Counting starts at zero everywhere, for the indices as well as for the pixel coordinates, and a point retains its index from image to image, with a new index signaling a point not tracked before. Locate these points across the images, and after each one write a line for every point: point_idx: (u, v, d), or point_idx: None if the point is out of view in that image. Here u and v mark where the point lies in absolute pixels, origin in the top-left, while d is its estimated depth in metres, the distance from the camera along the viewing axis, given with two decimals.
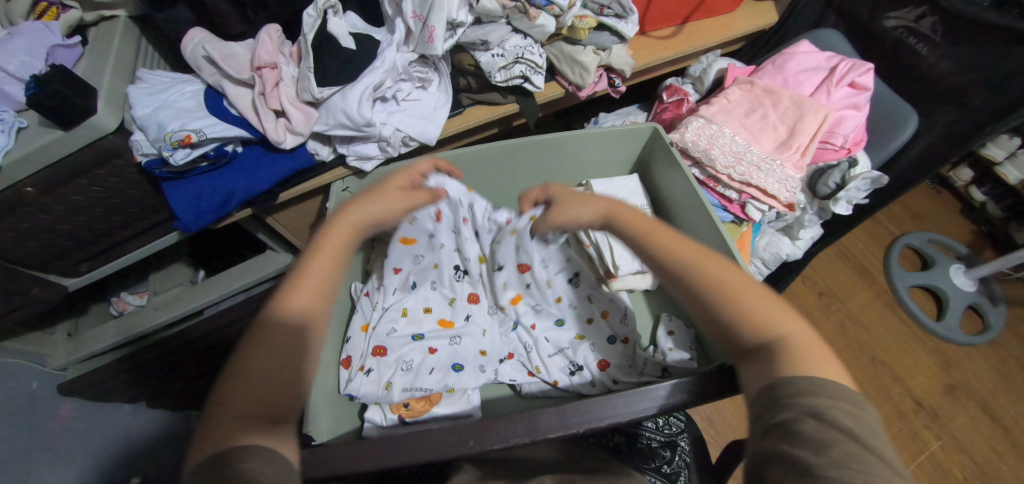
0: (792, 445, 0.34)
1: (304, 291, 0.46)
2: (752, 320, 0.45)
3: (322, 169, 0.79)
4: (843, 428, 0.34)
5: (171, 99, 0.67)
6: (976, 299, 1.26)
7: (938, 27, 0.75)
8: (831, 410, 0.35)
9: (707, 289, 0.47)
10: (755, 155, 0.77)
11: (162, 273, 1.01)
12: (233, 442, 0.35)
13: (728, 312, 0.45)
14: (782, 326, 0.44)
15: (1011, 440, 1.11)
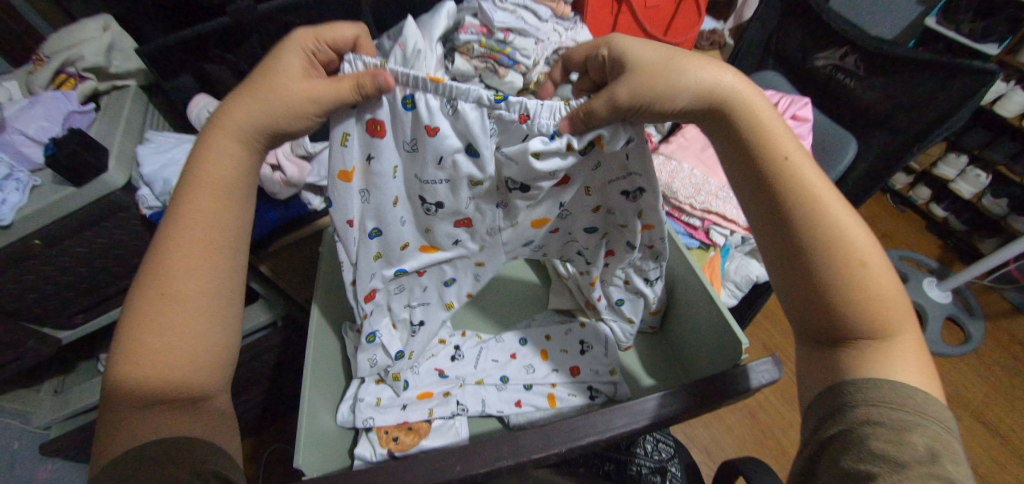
0: (854, 455, 0.37)
1: (193, 257, 0.46)
2: (871, 306, 0.44)
3: (316, 215, 0.85)
4: (919, 447, 0.36)
5: (175, 156, 0.71)
6: (952, 310, 1.30)
7: (860, 64, 0.84)
8: (907, 425, 0.38)
9: (833, 251, 0.44)
10: (712, 186, 0.85)
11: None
12: (148, 436, 0.40)
13: (844, 283, 0.44)
14: (891, 321, 0.44)
15: (1009, 449, 1.12)
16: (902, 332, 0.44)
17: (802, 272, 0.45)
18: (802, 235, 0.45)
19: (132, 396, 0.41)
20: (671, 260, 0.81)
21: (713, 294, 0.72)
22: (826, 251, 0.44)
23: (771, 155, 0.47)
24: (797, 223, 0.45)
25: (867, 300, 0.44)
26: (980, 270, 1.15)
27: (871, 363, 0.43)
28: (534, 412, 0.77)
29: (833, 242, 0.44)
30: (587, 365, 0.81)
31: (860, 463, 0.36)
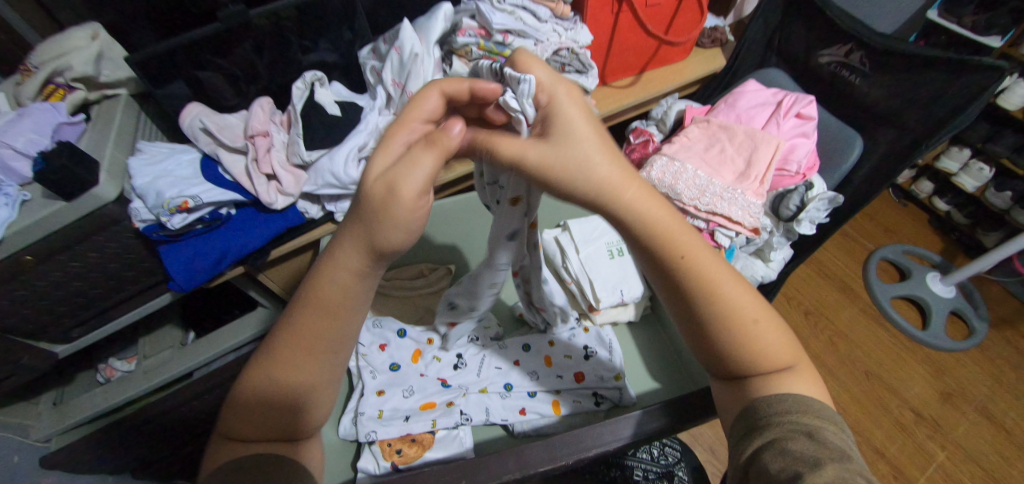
0: (775, 458, 0.36)
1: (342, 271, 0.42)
2: (754, 350, 0.43)
3: (312, 225, 0.83)
4: (835, 448, 0.36)
5: (169, 168, 0.71)
6: (958, 304, 1.30)
7: (866, 60, 0.84)
8: (821, 432, 0.38)
9: (723, 315, 0.43)
10: (717, 187, 0.84)
11: (154, 337, 1.06)
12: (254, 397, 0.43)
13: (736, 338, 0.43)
14: (782, 356, 0.44)
15: (1015, 444, 1.11)
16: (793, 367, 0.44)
17: (694, 327, 0.44)
18: (691, 300, 0.43)
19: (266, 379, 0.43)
20: None
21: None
22: (710, 317, 0.43)
23: (668, 251, 0.42)
24: (690, 289, 0.43)
25: (751, 351, 0.43)
26: (984, 265, 1.15)
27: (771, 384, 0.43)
28: (539, 419, 0.77)
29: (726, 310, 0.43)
30: (592, 371, 0.80)
31: (786, 470, 0.35)
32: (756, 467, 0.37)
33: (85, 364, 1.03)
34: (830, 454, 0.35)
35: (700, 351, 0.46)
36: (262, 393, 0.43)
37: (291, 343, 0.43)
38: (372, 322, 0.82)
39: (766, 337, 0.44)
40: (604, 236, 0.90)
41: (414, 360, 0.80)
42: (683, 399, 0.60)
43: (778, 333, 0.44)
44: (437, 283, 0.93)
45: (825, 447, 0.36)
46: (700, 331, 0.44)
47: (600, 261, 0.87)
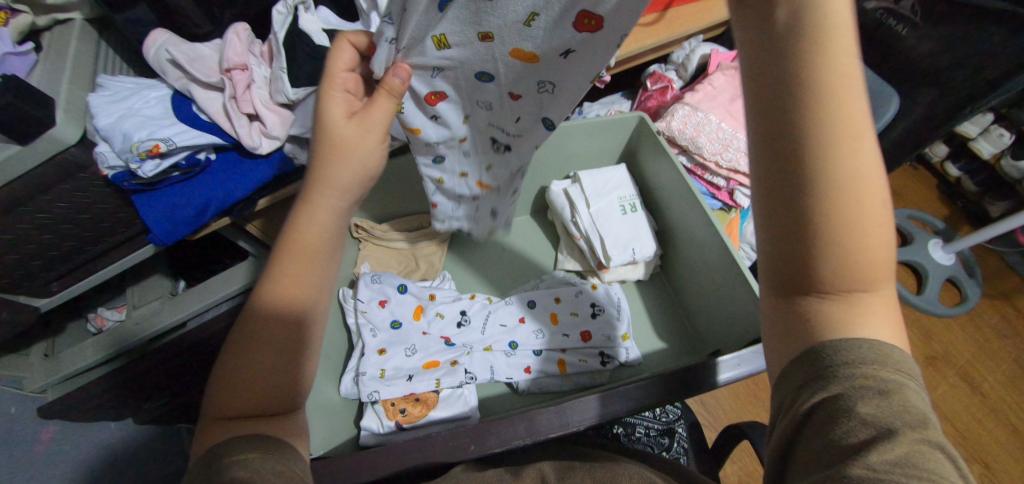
0: (836, 424, 0.30)
1: (311, 218, 0.45)
2: (853, 250, 0.33)
3: (301, 173, 0.76)
4: (916, 412, 0.30)
5: (135, 106, 0.64)
6: (954, 271, 1.27)
7: (918, 9, 0.75)
8: (896, 389, 0.31)
9: (839, 195, 0.32)
10: (742, 141, 0.79)
11: (140, 287, 1.01)
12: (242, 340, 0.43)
13: (839, 231, 0.32)
14: (875, 271, 0.34)
15: (987, 406, 1.14)
16: (879, 289, 0.35)
17: (785, 194, 0.33)
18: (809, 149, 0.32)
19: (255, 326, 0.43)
20: (693, 222, 0.77)
21: (731, 247, 0.68)
22: (823, 177, 0.32)
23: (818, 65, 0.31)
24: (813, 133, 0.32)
25: (849, 256, 0.33)
26: (989, 235, 1.12)
27: (839, 316, 0.34)
28: (545, 377, 0.76)
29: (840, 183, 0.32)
30: (598, 330, 0.79)
31: (856, 437, 0.29)
32: (814, 426, 0.32)
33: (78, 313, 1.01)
34: (903, 422, 0.29)
35: (775, 246, 0.35)
36: (247, 342, 0.43)
37: (275, 299, 0.44)
38: (369, 277, 0.77)
39: (873, 236, 0.33)
40: (617, 190, 0.85)
41: (416, 317, 0.77)
42: (685, 368, 0.58)
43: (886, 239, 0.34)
44: (438, 234, 0.90)
45: (909, 415, 0.29)
46: (795, 205, 0.33)
47: (613, 217, 0.83)
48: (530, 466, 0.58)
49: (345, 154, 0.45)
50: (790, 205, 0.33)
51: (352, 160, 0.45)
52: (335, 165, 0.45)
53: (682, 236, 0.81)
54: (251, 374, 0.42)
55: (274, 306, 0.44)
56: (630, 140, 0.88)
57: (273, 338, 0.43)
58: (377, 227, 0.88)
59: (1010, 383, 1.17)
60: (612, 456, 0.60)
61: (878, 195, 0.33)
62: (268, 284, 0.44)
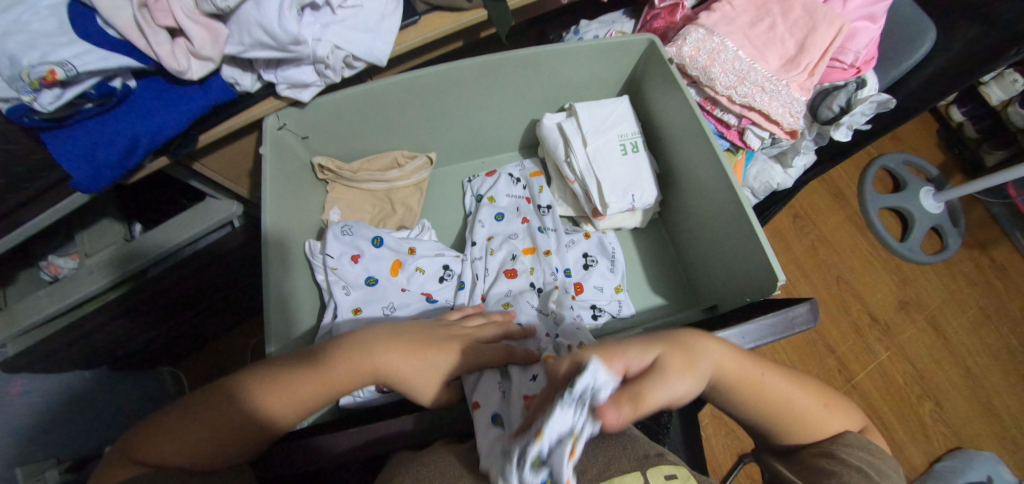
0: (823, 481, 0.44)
1: (341, 370, 0.52)
2: (798, 421, 0.49)
3: (248, 102, 0.66)
4: (861, 466, 0.44)
5: (22, 20, 0.51)
6: (941, 220, 1.28)
7: None
8: (845, 452, 0.46)
9: (776, 412, 0.49)
10: (759, 74, 0.70)
11: (92, 233, 0.91)
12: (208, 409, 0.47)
13: (794, 428, 0.49)
14: (828, 423, 0.50)
15: (948, 350, 1.19)
16: (835, 418, 0.51)
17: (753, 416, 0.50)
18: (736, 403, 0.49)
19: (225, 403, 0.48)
20: (699, 167, 0.70)
21: (735, 182, 0.62)
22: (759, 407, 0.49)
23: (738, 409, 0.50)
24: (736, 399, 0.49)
25: (799, 423, 0.50)
26: (979, 187, 1.11)
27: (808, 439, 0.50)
28: None
29: (777, 409, 0.49)
30: (591, 283, 0.77)
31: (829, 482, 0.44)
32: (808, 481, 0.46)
33: (20, 260, 0.91)
34: (852, 470, 0.44)
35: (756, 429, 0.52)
36: (202, 417, 0.46)
37: (261, 406, 0.49)
38: (339, 230, 0.73)
39: (810, 410, 0.50)
40: (617, 126, 0.77)
41: (393, 273, 0.73)
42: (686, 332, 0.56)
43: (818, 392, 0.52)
44: (414, 174, 0.86)
45: (867, 473, 0.44)
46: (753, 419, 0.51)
47: (611, 157, 0.75)
48: None
49: (406, 364, 0.55)
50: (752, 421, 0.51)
51: (398, 366, 0.55)
52: (395, 351, 0.55)
53: (686, 182, 0.75)
54: (191, 432, 0.45)
55: (252, 405, 0.48)
56: (635, 68, 0.79)
57: (221, 423, 0.47)
58: (345, 168, 0.83)
59: (975, 329, 1.21)
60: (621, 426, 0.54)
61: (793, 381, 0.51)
62: (274, 381, 0.50)
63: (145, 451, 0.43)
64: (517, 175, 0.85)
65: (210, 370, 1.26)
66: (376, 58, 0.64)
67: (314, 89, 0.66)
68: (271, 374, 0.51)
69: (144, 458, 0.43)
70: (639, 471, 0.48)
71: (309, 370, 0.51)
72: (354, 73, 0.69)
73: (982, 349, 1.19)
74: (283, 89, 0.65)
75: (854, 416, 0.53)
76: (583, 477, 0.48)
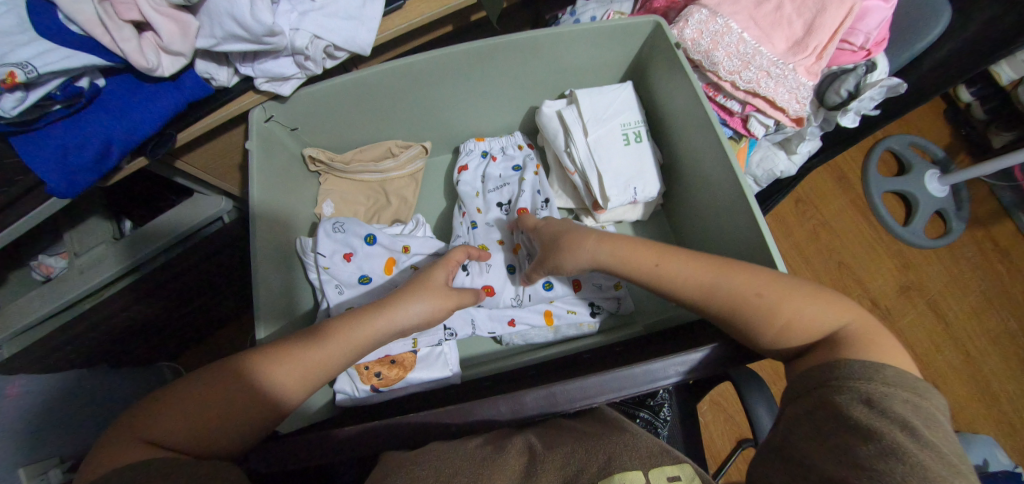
0: (863, 441, 0.37)
1: (359, 323, 0.56)
2: (773, 317, 0.49)
3: (227, 97, 0.62)
4: (897, 417, 0.38)
5: None
6: (944, 204, 1.26)
7: None
8: (885, 400, 0.39)
9: (732, 303, 0.51)
10: (764, 58, 0.66)
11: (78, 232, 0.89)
12: (222, 381, 0.49)
13: (731, 308, 0.51)
14: (818, 324, 0.48)
15: (948, 335, 1.18)
16: (828, 311, 0.49)
17: (716, 318, 0.53)
18: (699, 303, 0.54)
19: (238, 384, 0.49)
20: (700, 158, 0.67)
21: (738, 170, 0.60)
22: (715, 305, 0.52)
23: (704, 308, 0.54)
24: (692, 294, 0.54)
25: (766, 314, 0.49)
26: (985, 170, 1.08)
27: (800, 336, 0.48)
28: (530, 330, 0.74)
29: (701, 289, 0.54)
30: (589, 280, 0.74)
31: (873, 450, 0.36)
32: (827, 435, 0.39)
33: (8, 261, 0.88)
34: (894, 426, 0.37)
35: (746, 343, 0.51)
36: (213, 391, 0.48)
37: (279, 378, 0.51)
38: (331, 226, 0.71)
39: (791, 300, 0.49)
40: (621, 115, 0.74)
41: (387, 271, 0.71)
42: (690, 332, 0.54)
43: (808, 289, 0.50)
44: (409, 164, 0.83)
45: (913, 431, 0.37)
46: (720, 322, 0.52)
47: (612, 148, 0.72)
48: (515, 435, 0.51)
49: (413, 317, 0.59)
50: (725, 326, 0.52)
51: (410, 317, 0.59)
52: (409, 303, 0.60)
53: (685, 173, 0.72)
54: (197, 409, 0.47)
55: (266, 374, 0.51)
56: (641, 52, 0.75)
57: (232, 394, 0.49)
58: (337, 159, 0.80)
59: (976, 315, 1.20)
60: (620, 421, 0.53)
61: (767, 274, 0.52)
62: (291, 350, 0.52)
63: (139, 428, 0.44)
64: (518, 162, 0.82)
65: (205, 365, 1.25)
66: (359, 47, 0.60)
67: (295, 81, 0.63)
68: (291, 340, 0.53)
69: (149, 438, 0.44)
70: (641, 470, 0.45)
71: (315, 341, 0.54)
72: (338, 63, 0.65)
73: (983, 335, 1.18)
74: (261, 83, 0.61)
75: (825, 321, 0.49)
76: (582, 476, 0.45)
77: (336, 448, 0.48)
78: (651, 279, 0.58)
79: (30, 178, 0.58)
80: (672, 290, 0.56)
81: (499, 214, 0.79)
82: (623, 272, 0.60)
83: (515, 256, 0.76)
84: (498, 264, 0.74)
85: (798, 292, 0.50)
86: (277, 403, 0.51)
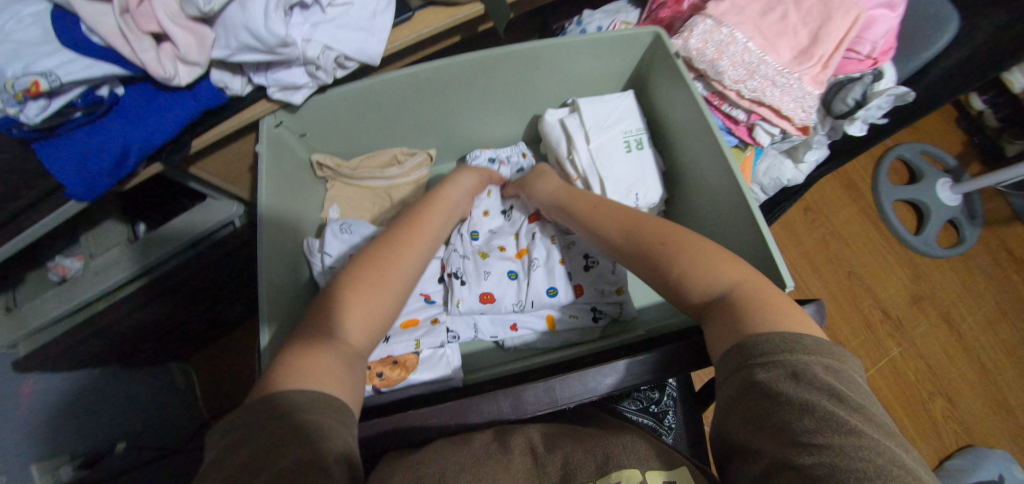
0: (801, 417, 0.34)
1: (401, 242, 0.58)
2: (670, 263, 0.50)
3: (240, 105, 0.64)
4: (825, 388, 0.35)
5: (8, 30, 0.51)
6: (957, 213, 1.24)
7: None
8: (811, 370, 0.36)
9: (643, 246, 0.54)
10: (769, 67, 0.66)
11: (95, 234, 0.91)
12: (315, 346, 0.45)
13: (639, 261, 0.53)
14: (720, 277, 0.47)
15: (961, 346, 1.16)
16: (727, 268, 0.47)
17: (631, 263, 0.55)
18: (617, 246, 0.57)
19: (319, 339, 0.46)
20: (705, 165, 0.67)
21: (742, 182, 0.60)
22: (626, 249, 0.56)
23: (623, 252, 0.56)
24: (613, 240, 0.58)
25: (667, 257, 0.51)
26: (998, 179, 1.07)
27: (696, 286, 0.47)
28: (533, 334, 0.75)
29: (621, 236, 0.57)
30: (592, 284, 0.74)
31: (808, 425, 0.33)
32: (762, 417, 0.35)
33: (26, 263, 0.91)
34: (824, 397, 0.35)
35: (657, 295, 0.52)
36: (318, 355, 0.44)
37: (360, 314, 0.49)
38: (338, 227, 0.73)
39: (699, 253, 0.49)
40: (621, 123, 0.74)
41: None
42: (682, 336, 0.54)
43: (721, 249, 0.50)
44: (413, 172, 0.84)
45: (841, 401, 0.34)
46: (635, 266, 0.55)
47: (614, 155, 0.73)
48: (519, 430, 0.50)
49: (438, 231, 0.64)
50: (640, 273, 0.54)
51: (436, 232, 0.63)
52: (430, 221, 0.63)
53: (690, 181, 0.72)
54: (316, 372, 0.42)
55: (349, 317, 0.49)
56: (641, 62, 0.76)
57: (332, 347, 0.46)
58: (345, 166, 0.82)
59: (989, 324, 1.18)
60: (621, 424, 0.53)
61: (681, 228, 0.54)
62: (341, 285, 0.51)
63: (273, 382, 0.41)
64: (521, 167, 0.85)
65: (214, 368, 1.26)
66: (368, 57, 0.62)
67: (306, 90, 0.65)
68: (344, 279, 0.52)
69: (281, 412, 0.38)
70: (638, 467, 0.45)
71: (373, 267, 0.53)
72: (348, 73, 0.67)
73: (998, 345, 1.16)
74: (274, 92, 0.63)
75: (715, 279, 0.47)
76: (579, 473, 0.45)
77: None
78: (584, 217, 0.63)
79: (49, 182, 0.60)
80: (596, 229, 0.61)
81: (501, 219, 0.81)
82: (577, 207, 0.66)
83: (520, 260, 0.76)
84: (500, 271, 0.74)
85: (703, 245, 0.50)
86: (371, 325, 0.50)
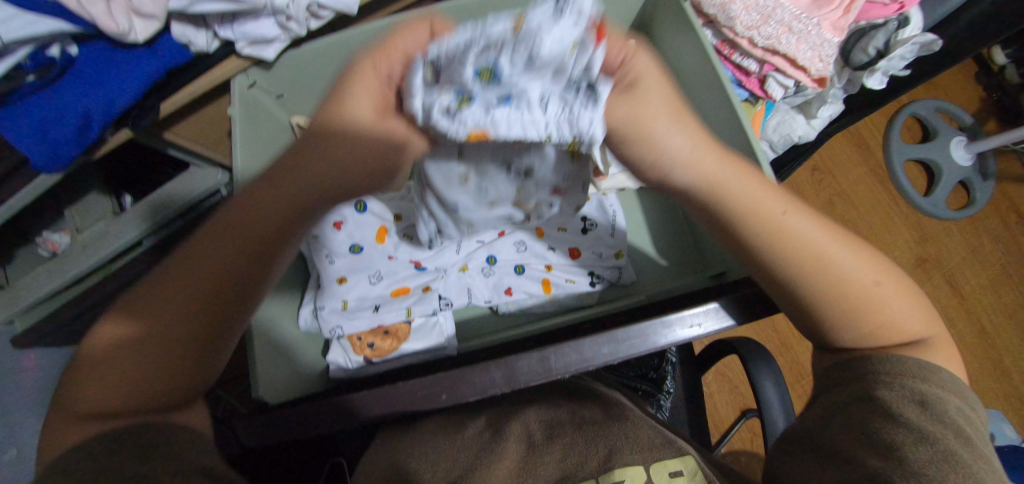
0: (915, 447, 0.31)
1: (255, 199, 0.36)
2: (853, 306, 0.38)
3: (208, 62, 0.60)
4: (954, 424, 0.32)
5: None
6: (969, 174, 1.20)
7: None
8: (939, 401, 0.34)
9: (832, 281, 0.38)
10: (786, 12, 0.61)
11: (79, 207, 0.86)
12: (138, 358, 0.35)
13: (826, 292, 0.38)
14: (901, 327, 0.39)
15: (962, 309, 1.14)
16: (926, 333, 0.40)
17: (782, 290, 0.40)
18: (781, 269, 0.39)
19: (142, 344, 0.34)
20: (713, 122, 0.62)
21: (752, 135, 0.55)
22: (792, 269, 0.39)
23: (795, 272, 0.39)
24: (774, 256, 0.39)
25: (853, 302, 0.38)
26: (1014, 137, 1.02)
27: (873, 337, 0.39)
28: (527, 299, 0.71)
29: (804, 255, 0.38)
30: (590, 248, 0.72)
31: (925, 456, 0.31)
32: (868, 436, 0.33)
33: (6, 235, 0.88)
34: (949, 432, 0.32)
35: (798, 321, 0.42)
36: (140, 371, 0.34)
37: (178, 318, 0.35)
38: None
39: (889, 293, 0.39)
40: None
41: (378, 240, 0.70)
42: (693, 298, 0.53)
43: (903, 286, 0.41)
44: None
45: (967, 436, 0.32)
46: (795, 299, 0.40)
47: None
48: (512, 422, 0.50)
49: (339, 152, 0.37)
50: (793, 305, 0.41)
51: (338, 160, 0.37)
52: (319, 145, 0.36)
53: None
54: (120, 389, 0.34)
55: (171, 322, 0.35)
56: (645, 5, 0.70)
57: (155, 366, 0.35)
58: None
59: (992, 287, 1.16)
60: (618, 401, 0.52)
61: (866, 253, 0.40)
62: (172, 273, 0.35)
63: (79, 399, 0.33)
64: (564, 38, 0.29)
65: None
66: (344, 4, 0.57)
67: (278, 45, 0.60)
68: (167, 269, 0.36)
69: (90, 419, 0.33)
70: (641, 464, 0.42)
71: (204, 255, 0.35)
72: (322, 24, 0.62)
73: (999, 308, 1.14)
74: (243, 47, 0.58)
75: (905, 325, 0.39)
76: (581, 470, 0.42)
77: (327, 426, 0.46)
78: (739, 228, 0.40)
79: (15, 153, 0.56)
80: (736, 232, 0.40)
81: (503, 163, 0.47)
82: (708, 200, 0.39)
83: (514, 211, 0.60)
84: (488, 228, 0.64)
85: (894, 284, 0.40)
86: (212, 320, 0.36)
